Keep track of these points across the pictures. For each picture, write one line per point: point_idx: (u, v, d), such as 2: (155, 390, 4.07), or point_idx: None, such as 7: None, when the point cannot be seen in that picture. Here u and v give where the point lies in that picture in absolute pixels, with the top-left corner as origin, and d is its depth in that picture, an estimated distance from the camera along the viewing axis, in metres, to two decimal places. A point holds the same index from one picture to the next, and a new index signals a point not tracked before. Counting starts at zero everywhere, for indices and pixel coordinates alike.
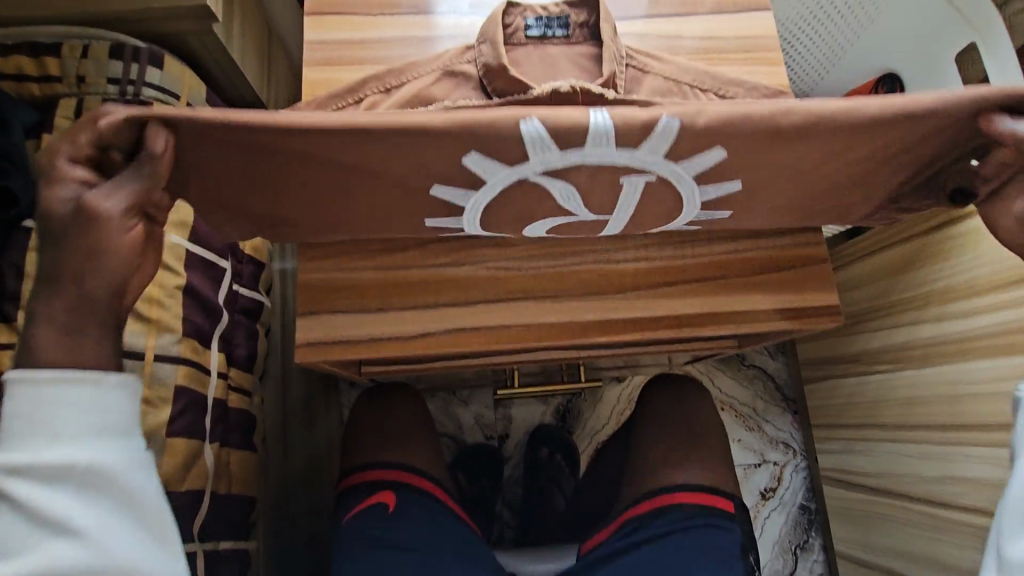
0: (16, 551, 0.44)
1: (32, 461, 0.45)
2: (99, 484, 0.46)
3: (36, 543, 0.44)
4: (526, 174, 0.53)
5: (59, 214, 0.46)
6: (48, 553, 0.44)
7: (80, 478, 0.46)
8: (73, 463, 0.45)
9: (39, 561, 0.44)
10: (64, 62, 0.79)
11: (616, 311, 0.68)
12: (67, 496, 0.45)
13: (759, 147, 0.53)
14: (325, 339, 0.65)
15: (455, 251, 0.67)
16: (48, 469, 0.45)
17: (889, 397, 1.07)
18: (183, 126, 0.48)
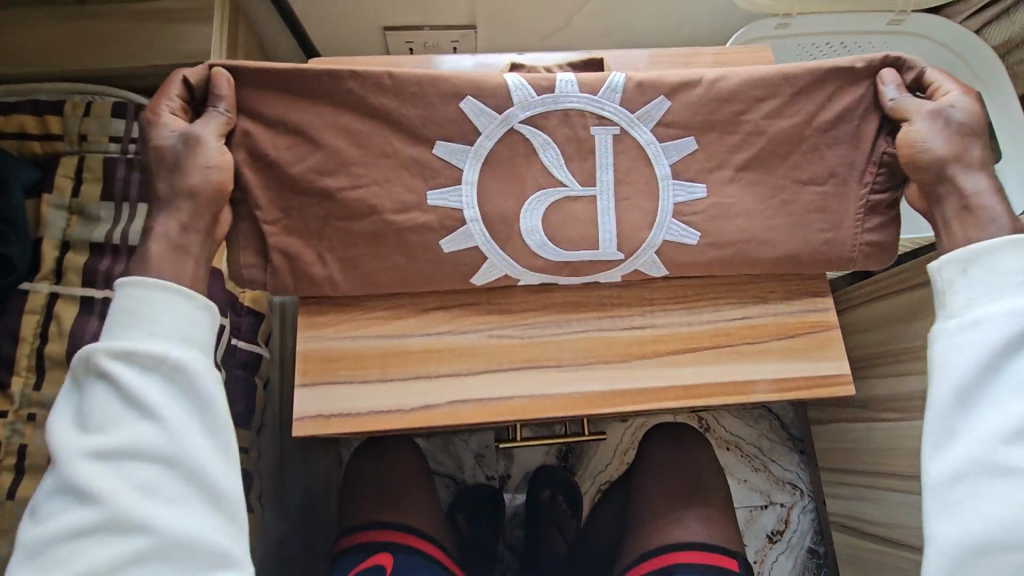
0: (111, 425, 0.53)
1: (130, 350, 0.54)
2: (180, 384, 0.55)
3: (126, 422, 0.53)
4: (512, 120, 0.65)
5: (171, 147, 0.60)
6: (134, 433, 0.53)
7: (166, 373, 0.55)
8: (162, 360, 0.55)
9: (126, 437, 0.53)
10: (66, 120, 0.79)
11: (623, 380, 0.66)
12: (157, 386, 0.55)
13: (701, 111, 0.67)
14: (325, 411, 0.63)
15: (457, 318, 0.66)
16: (142, 360, 0.54)
17: (895, 447, 1.03)
18: (244, 74, 0.62)
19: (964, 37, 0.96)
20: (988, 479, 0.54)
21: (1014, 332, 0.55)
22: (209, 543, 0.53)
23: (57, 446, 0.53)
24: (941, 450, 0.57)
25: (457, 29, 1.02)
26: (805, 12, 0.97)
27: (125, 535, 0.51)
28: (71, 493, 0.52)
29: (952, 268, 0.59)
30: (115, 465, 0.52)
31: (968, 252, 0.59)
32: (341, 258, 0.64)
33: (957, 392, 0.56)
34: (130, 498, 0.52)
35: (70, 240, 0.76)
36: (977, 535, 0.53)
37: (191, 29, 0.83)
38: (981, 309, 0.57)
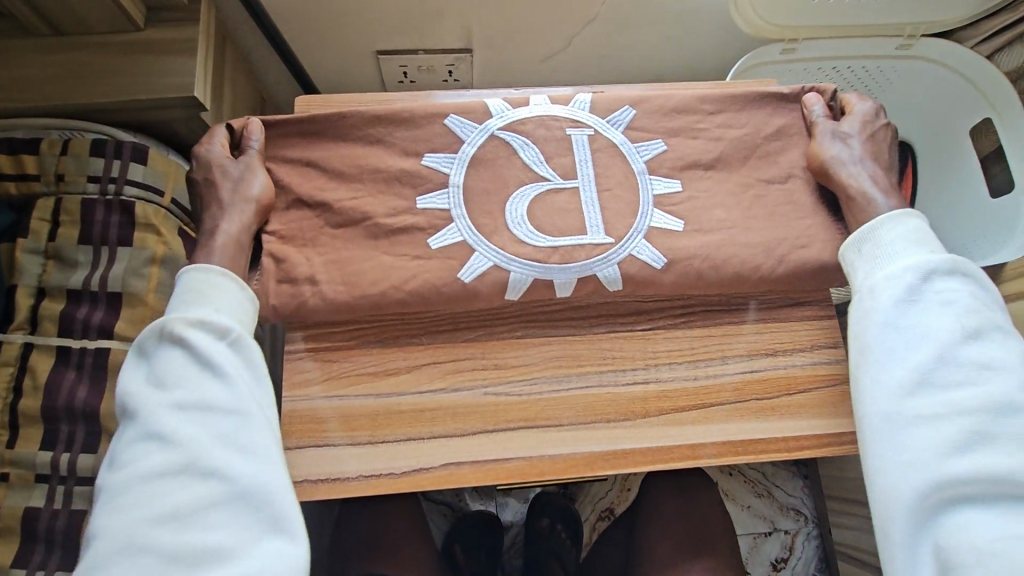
0: (180, 385, 0.54)
1: (204, 315, 0.56)
2: (247, 349, 0.57)
3: (197, 379, 0.54)
4: (492, 127, 0.67)
5: (228, 175, 0.63)
6: (207, 389, 0.54)
7: (235, 338, 0.57)
8: (230, 327, 0.56)
9: (199, 393, 0.53)
10: (43, 160, 0.76)
11: (625, 440, 0.63)
12: (223, 353, 0.56)
13: (670, 122, 0.69)
14: (311, 476, 0.60)
15: (451, 374, 0.63)
16: (213, 324, 0.56)
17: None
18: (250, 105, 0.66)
19: (975, 62, 0.89)
20: (901, 430, 0.55)
21: (907, 292, 0.59)
22: (280, 497, 0.52)
23: (132, 401, 0.53)
24: (860, 414, 0.58)
25: (453, 53, 0.98)
26: (812, 36, 0.91)
27: (203, 483, 0.50)
28: (148, 441, 0.51)
29: (851, 249, 0.63)
30: (190, 417, 0.53)
31: (858, 233, 0.63)
32: (330, 260, 0.63)
33: (864, 358, 0.59)
34: (208, 447, 0.52)
35: (45, 285, 0.73)
36: (906, 483, 0.54)
37: (175, 62, 0.79)
38: (878, 278, 0.61)
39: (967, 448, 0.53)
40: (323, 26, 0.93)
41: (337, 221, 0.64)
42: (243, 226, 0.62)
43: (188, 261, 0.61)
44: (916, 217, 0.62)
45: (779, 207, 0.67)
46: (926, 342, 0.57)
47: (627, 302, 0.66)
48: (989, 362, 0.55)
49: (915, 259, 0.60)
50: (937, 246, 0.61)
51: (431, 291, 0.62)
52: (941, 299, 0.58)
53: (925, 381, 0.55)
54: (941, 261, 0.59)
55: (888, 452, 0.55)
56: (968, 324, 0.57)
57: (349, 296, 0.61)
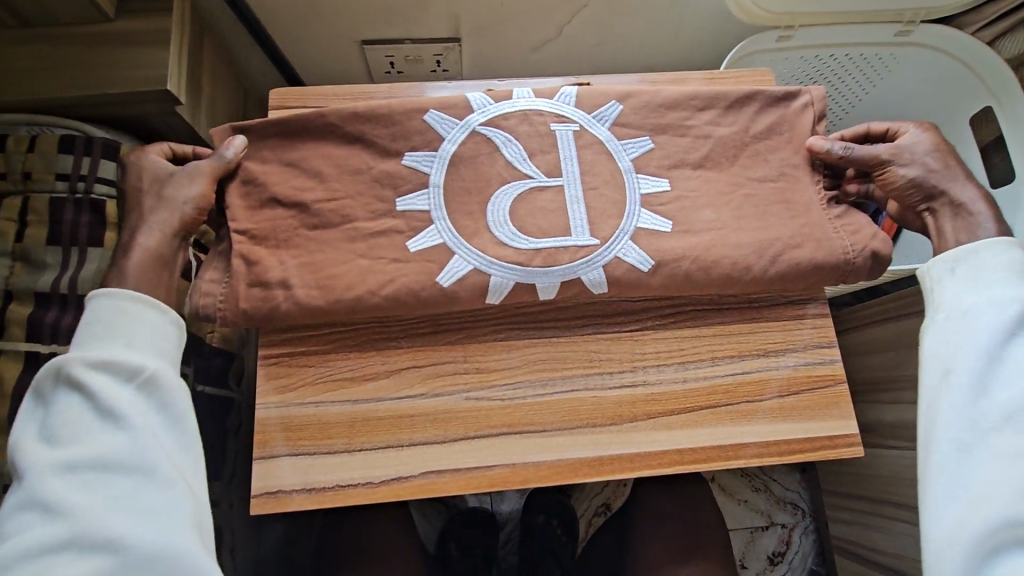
0: (80, 437, 0.51)
1: (108, 356, 0.54)
2: (156, 393, 0.55)
3: (97, 433, 0.51)
4: (473, 123, 0.64)
5: (155, 190, 0.61)
6: (106, 444, 0.51)
7: (142, 382, 0.54)
8: (138, 369, 0.54)
9: (100, 446, 0.51)
10: (10, 157, 0.73)
11: (612, 446, 0.61)
12: (129, 398, 0.53)
13: (659, 116, 0.66)
14: (285, 486, 0.58)
15: (430, 379, 0.61)
16: (117, 368, 0.53)
17: (904, 477, 0.86)
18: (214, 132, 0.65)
19: (978, 50, 0.87)
20: (978, 464, 0.52)
21: (1008, 322, 0.54)
22: (186, 559, 0.50)
23: (20, 460, 0.50)
24: (933, 437, 0.55)
25: (440, 42, 0.94)
26: (809, 23, 0.88)
27: (93, 554, 0.48)
28: (34, 509, 0.49)
29: (942, 267, 0.60)
30: (84, 477, 0.50)
31: (953, 251, 0.59)
32: (304, 263, 0.60)
33: (948, 384, 0.56)
34: (102, 511, 0.49)
35: (12, 288, 0.70)
36: (972, 518, 0.51)
37: (145, 55, 0.76)
38: (974, 301, 0.57)
39: None
40: (303, 16, 0.89)
41: (312, 223, 0.61)
42: (164, 238, 0.60)
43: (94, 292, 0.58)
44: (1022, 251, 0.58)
45: (772, 202, 0.65)
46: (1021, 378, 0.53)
47: (615, 302, 0.64)
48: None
49: (1012, 289, 0.56)
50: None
51: (408, 294, 0.59)
52: None
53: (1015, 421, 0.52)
54: None
55: (957, 483, 0.53)
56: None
57: (323, 301, 0.59)
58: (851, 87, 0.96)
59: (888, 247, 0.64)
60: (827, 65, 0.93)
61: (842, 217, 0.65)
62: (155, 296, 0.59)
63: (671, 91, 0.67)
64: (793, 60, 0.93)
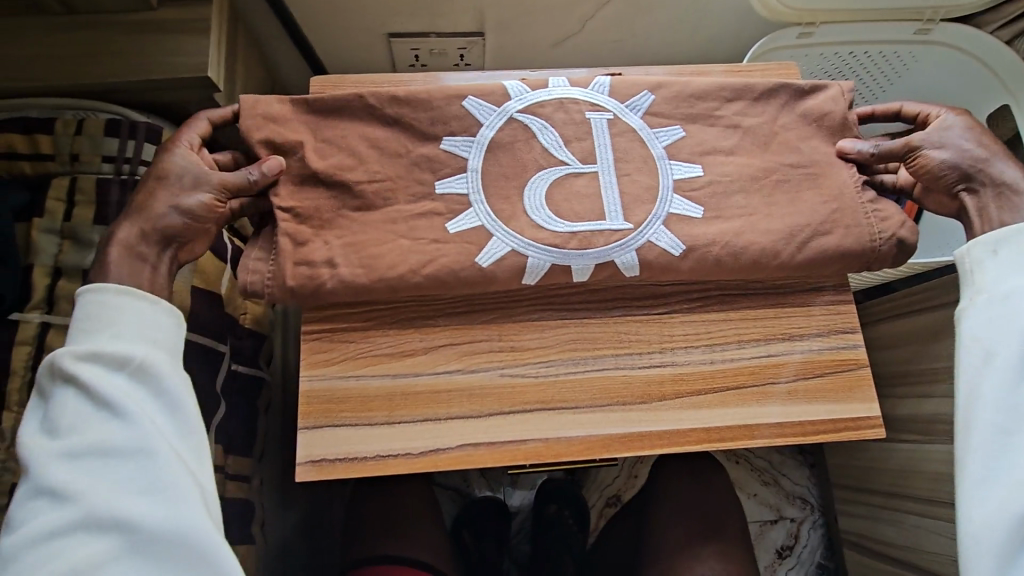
0: (79, 427, 0.53)
1: (100, 347, 0.55)
2: (149, 380, 0.56)
3: (94, 422, 0.53)
4: (510, 110, 0.66)
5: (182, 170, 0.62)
6: (104, 431, 0.53)
7: (133, 370, 0.55)
8: (130, 357, 0.55)
9: (98, 435, 0.53)
10: (57, 140, 0.76)
11: (642, 423, 0.63)
12: (122, 387, 0.55)
13: (689, 107, 0.68)
14: (328, 455, 0.60)
15: (466, 356, 0.63)
16: (109, 358, 0.55)
17: (915, 469, 0.87)
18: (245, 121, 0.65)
19: (997, 50, 0.89)
20: (1017, 448, 0.54)
21: None
22: (191, 534, 0.52)
23: (25, 452, 0.53)
24: (971, 419, 0.57)
25: (466, 36, 0.97)
26: (831, 20, 0.90)
27: (103, 535, 0.50)
28: (42, 497, 0.51)
29: (983, 250, 0.61)
30: (85, 465, 0.52)
31: (996, 235, 0.60)
32: (349, 243, 0.62)
33: (988, 368, 0.57)
34: (106, 495, 0.51)
35: (61, 265, 0.73)
36: (1014, 502, 0.53)
37: (188, 43, 0.78)
38: (1014, 286, 0.58)
39: None
40: (336, 8, 0.91)
41: (355, 204, 0.64)
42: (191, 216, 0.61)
43: (84, 286, 0.59)
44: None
45: (797, 192, 0.67)
46: None
47: (644, 285, 0.66)
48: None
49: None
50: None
51: (448, 273, 0.62)
52: None
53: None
54: None
55: (997, 466, 0.55)
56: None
57: (367, 279, 0.61)
58: (866, 85, 0.98)
59: (912, 234, 0.66)
60: (846, 62, 0.95)
61: (871, 205, 0.67)
62: (144, 288, 0.59)
63: (700, 83, 0.69)
64: (813, 57, 0.95)
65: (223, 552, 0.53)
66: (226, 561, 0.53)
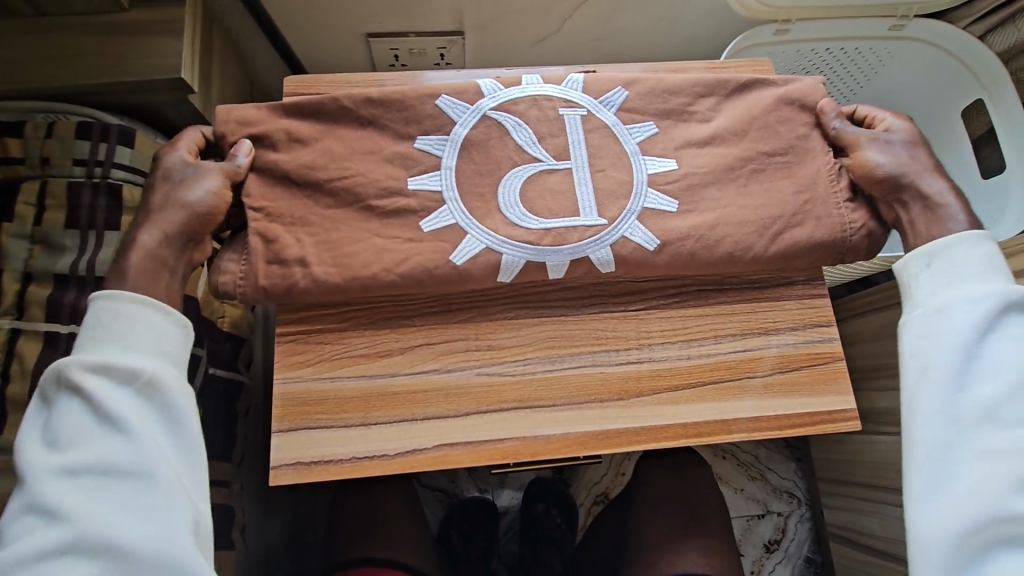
0: (83, 441, 0.52)
1: (108, 359, 0.54)
2: (156, 397, 0.55)
3: (97, 437, 0.52)
4: (483, 108, 0.66)
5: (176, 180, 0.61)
6: (106, 447, 0.51)
7: (141, 385, 0.54)
8: (137, 372, 0.54)
9: (100, 451, 0.51)
10: (27, 143, 0.75)
11: (619, 420, 0.63)
12: (128, 403, 0.53)
13: (663, 104, 0.68)
14: (303, 458, 0.60)
15: (443, 355, 0.63)
16: (115, 371, 0.54)
17: (896, 461, 0.88)
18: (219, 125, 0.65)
19: (971, 48, 0.90)
20: (957, 459, 0.55)
21: (984, 320, 0.57)
22: (185, 560, 0.50)
23: (22, 463, 0.51)
24: (919, 432, 0.57)
25: (445, 36, 0.96)
26: (807, 17, 0.91)
27: (93, 557, 0.49)
28: (36, 512, 0.49)
29: (917, 263, 0.62)
30: (84, 483, 0.50)
31: (929, 247, 0.62)
32: (322, 242, 0.62)
33: (926, 380, 0.58)
34: (101, 516, 0.50)
35: (31, 270, 0.72)
36: (958, 514, 0.53)
37: (159, 43, 0.77)
38: (950, 297, 0.59)
39: None
40: (312, 8, 0.90)
41: (328, 203, 0.63)
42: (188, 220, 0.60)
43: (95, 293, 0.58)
44: (994, 243, 0.61)
45: (771, 186, 0.67)
46: (1000, 374, 0.56)
47: (620, 282, 0.66)
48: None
49: (984, 285, 0.58)
50: (1012, 277, 0.59)
51: (422, 271, 0.61)
52: (1014, 334, 0.57)
53: (991, 416, 0.55)
54: (1017, 293, 0.57)
55: (941, 479, 0.55)
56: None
57: (340, 278, 0.61)
58: (845, 83, 0.99)
59: (883, 228, 0.67)
60: (823, 59, 0.96)
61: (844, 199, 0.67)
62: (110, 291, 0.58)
63: (674, 80, 0.69)
64: (791, 54, 0.95)
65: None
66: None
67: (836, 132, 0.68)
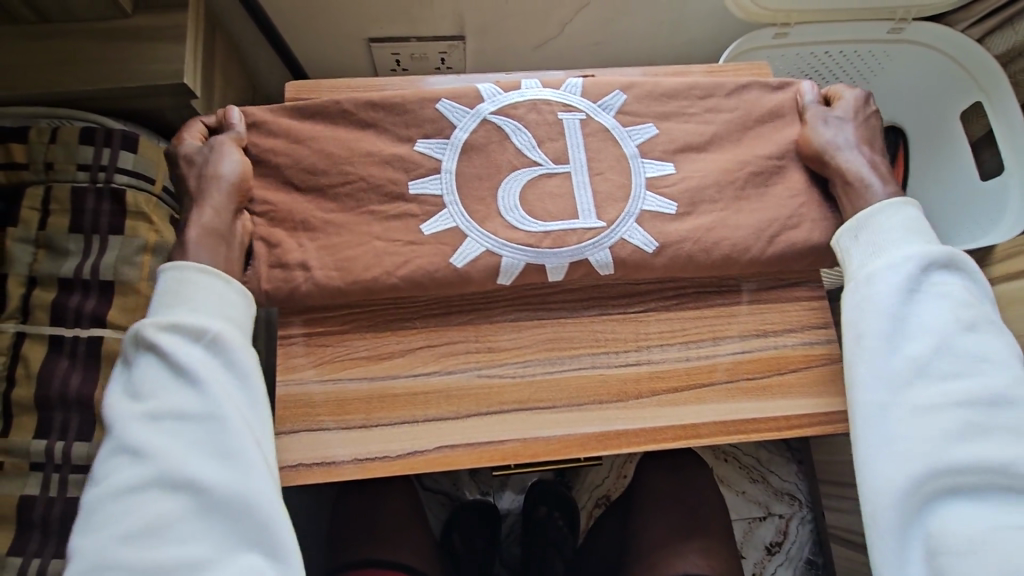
0: (161, 392, 0.54)
1: (181, 318, 0.56)
2: (222, 353, 0.56)
3: (171, 388, 0.54)
4: (483, 112, 0.66)
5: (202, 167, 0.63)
6: (182, 398, 0.54)
7: (209, 342, 0.56)
8: (204, 329, 0.56)
9: (177, 400, 0.53)
10: (31, 148, 0.76)
11: (618, 420, 0.63)
12: (199, 358, 0.55)
13: (661, 108, 0.69)
14: (304, 460, 0.60)
15: (443, 357, 0.63)
16: (185, 328, 0.55)
17: None
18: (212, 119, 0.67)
19: (968, 49, 0.89)
20: (895, 417, 0.56)
21: (908, 282, 0.59)
22: (258, 503, 0.52)
23: (109, 412, 0.54)
24: (858, 397, 0.59)
25: (446, 40, 0.97)
26: (805, 21, 0.91)
27: (175, 497, 0.51)
28: (121, 456, 0.52)
29: (847, 237, 0.64)
30: (164, 428, 0.53)
31: (854, 221, 0.64)
32: (323, 246, 0.63)
33: (860, 346, 0.60)
34: (181, 459, 0.52)
35: (36, 274, 0.73)
36: (902, 471, 0.55)
37: (162, 49, 0.78)
38: (877, 265, 0.61)
39: (965, 438, 0.54)
40: (314, 12, 0.91)
41: (330, 207, 0.64)
42: (213, 211, 0.61)
43: (168, 261, 0.60)
44: (915, 207, 0.63)
45: (769, 189, 0.67)
46: (927, 332, 0.58)
47: (619, 284, 0.66)
48: (987, 355, 0.57)
49: (911, 247, 0.60)
50: (932, 236, 0.62)
51: (423, 274, 0.62)
52: (937, 291, 0.59)
53: (921, 371, 0.57)
54: (938, 254, 0.60)
55: (883, 437, 0.57)
56: (963, 317, 0.58)
57: (342, 281, 0.61)
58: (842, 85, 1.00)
59: None
60: (822, 62, 0.97)
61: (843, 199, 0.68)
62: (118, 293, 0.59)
63: (672, 84, 0.69)
64: (789, 58, 0.96)
65: (282, 528, 0.53)
66: (284, 538, 0.53)
67: (814, 111, 0.69)
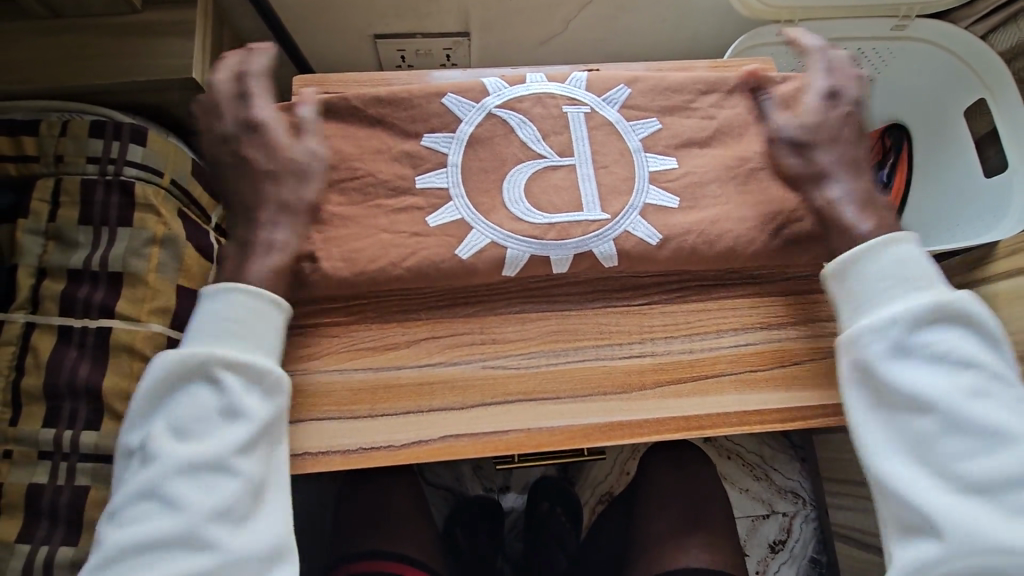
0: (208, 435, 0.52)
1: (241, 356, 0.54)
2: (275, 402, 0.55)
3: (221, 432, 0.52)
4: (488, 106, 0.67)
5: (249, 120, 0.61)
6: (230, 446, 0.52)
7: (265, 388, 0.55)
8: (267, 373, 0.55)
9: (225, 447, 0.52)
10: (42, 141, 0.77)
11: (621, 412, 0.63)
12: (254, 404, 0.54)
13: (665, 102, 0.69)
14: (311, 449, 0.60)
15: (448, 349, 0.64)
16: (245, 369, 0.54)
17: None
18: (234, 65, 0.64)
19: (972, 46, 0.89)
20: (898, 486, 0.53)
21: (903, 339, 0.54)
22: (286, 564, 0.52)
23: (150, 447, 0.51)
24: (868, 483, 0.55)
25: (451, 36, 0.97)
26: (808, 18, 0.92)
27: (203, 554, 0.49)
28: (160, 498, 0.50)
29: (836, 283, 0.60)
30: (208, 476, 0.51)
31: (839, 267, 0.59)
32: (330, 237, 0.63)
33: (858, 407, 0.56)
34: (219, 513, 0.50)
35: (45, 266, 0.74)
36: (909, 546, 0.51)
37: (171, 44, 0.78)
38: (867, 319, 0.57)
39: (979, 513, 0.50)
40: (320, 9, 0.92)
41: (336, 199, 0.65)
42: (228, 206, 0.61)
43: (224, 282, 0.57)
44: (906, 246, 0.57)
45: (773, 183, 0.68)
46: (929, 396, 0.52)
47: (622, 277, 0.67)
48: (997, 421, 0.51)
49: (901, 303, 0.55)
50: (931, 279, 0.56)
51: (429, 265, 0.62)
52: (938, 348, 0.54)
53: (925, 448, 0.52)
54: (936, 306, 0.54)
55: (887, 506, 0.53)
56: (966, 378, 0.53)
57: (349, 272, 0.62)
58: None
59: None
60: None
61: None
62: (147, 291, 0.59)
63: (676, 79, 0.70)
64: (794, 55, 0.96)
65: None
66: None
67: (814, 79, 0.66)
